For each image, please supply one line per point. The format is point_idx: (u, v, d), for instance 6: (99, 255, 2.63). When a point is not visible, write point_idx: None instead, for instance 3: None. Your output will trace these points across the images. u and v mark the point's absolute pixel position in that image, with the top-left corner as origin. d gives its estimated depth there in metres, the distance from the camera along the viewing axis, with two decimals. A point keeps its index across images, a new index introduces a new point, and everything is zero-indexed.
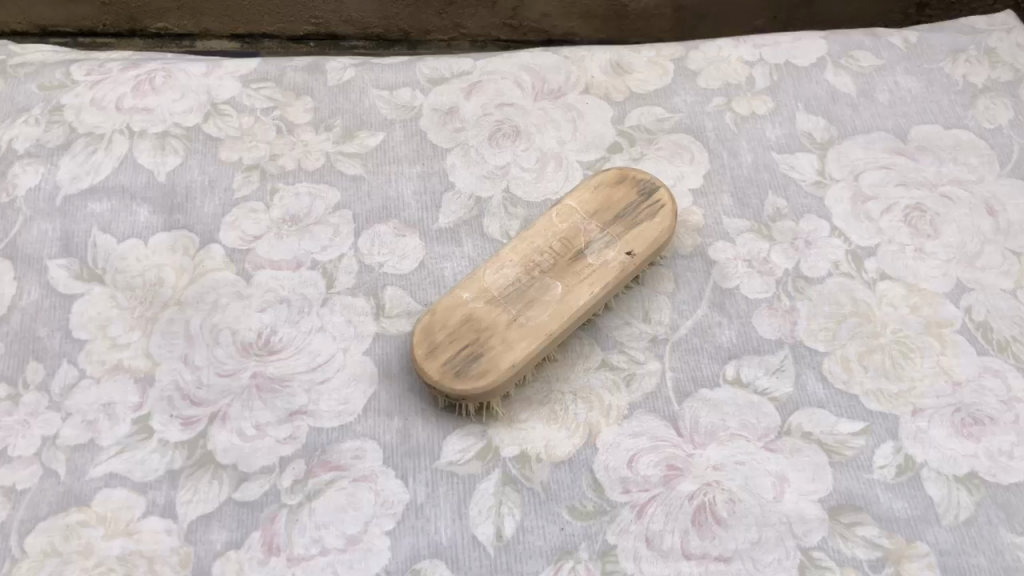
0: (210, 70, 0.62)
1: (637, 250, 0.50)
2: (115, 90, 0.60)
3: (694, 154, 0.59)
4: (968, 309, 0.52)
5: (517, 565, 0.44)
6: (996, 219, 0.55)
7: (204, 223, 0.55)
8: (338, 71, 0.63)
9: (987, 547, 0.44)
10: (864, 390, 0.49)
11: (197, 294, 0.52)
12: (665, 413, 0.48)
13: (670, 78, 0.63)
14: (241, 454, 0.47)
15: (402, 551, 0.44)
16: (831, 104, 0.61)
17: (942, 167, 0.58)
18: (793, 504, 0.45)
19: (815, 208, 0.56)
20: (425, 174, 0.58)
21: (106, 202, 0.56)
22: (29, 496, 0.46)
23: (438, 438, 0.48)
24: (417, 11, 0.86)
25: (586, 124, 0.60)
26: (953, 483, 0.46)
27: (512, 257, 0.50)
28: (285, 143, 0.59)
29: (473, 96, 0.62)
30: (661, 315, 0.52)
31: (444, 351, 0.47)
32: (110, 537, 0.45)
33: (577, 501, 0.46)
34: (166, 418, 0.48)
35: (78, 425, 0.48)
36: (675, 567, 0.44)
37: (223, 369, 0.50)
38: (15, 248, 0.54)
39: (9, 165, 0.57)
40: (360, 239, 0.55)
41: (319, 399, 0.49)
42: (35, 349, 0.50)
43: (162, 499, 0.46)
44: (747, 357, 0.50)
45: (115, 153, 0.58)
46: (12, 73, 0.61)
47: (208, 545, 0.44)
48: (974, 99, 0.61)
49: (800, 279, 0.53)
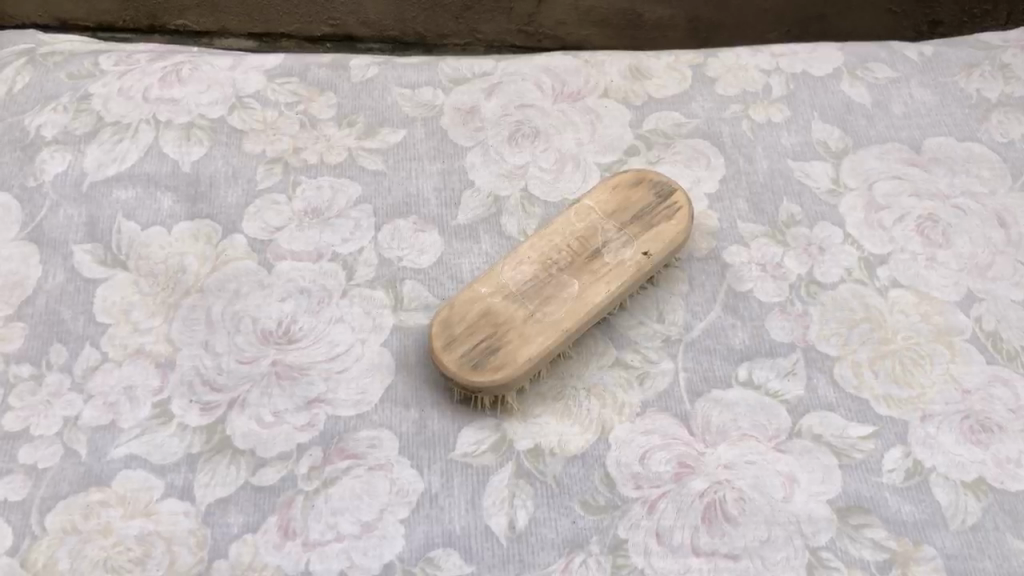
0: (235, 63, 0.63)
1: (653, 251, 0.51)
2: (142, 80, 0.61)
3: (710, 158, 0.60)
4: (979, 318, 0.53)
5: (529, 556, 0.45)
6: (1007, 231, 0.56)
7: (226, 213, 0.56)
8: (361, 69, 0.63)
9: (993, 552, 0.45)
10: (875, 394, 0.50)
11: (219, 282, 0.53)
12: (677, 412, 0.49)
13: (688, 84, 0.63)
14: (259, 440, 0.48)
15: (416, 539, 0.45)
16: (847, 114, 0.62)
17: (955, 179, 0.58)
18: (803, 504, 0.46)
19: (829, 214, 0.57)
20: (444, 171, 0.59)
21: (131, 189, 0.57)
22: (50, 475, 0.47)
23: (452, 429, 0.49)
24: (434, 15, 0.87)
25: (604, 127, 0.61)
26: (961, 489, 0.47)
27: (530, 254, 0.51)
28: (308, 136, 0.60)
29: (492, 96, 0.62)
30: (674, 316, 0.53)
31: (462, 343, 0.47)
32: (128, 517, 0.45)
33: (589, 495, 0.47)
34: (185, 403, 0.49)
35: (99, 407, 0.49)
36: (685, 563, 0.45)
37: (244, 356, 0.50)
38: (41, 232, 0.55)
39: (37, 151, 0.58)
40: (379, 234, 0.56)
41: (337, 388, 0.50)
42: (60, 331, 0.51)
43: (180, 481, 0.46)
44: (759, 359, 0.51)
45: (141, 142, 0.59)
46: (41, 60, 0.62)
47: (225, 527, 0.45)
48: (988, 113, 0.62)
49: (812, 283, 0.54)
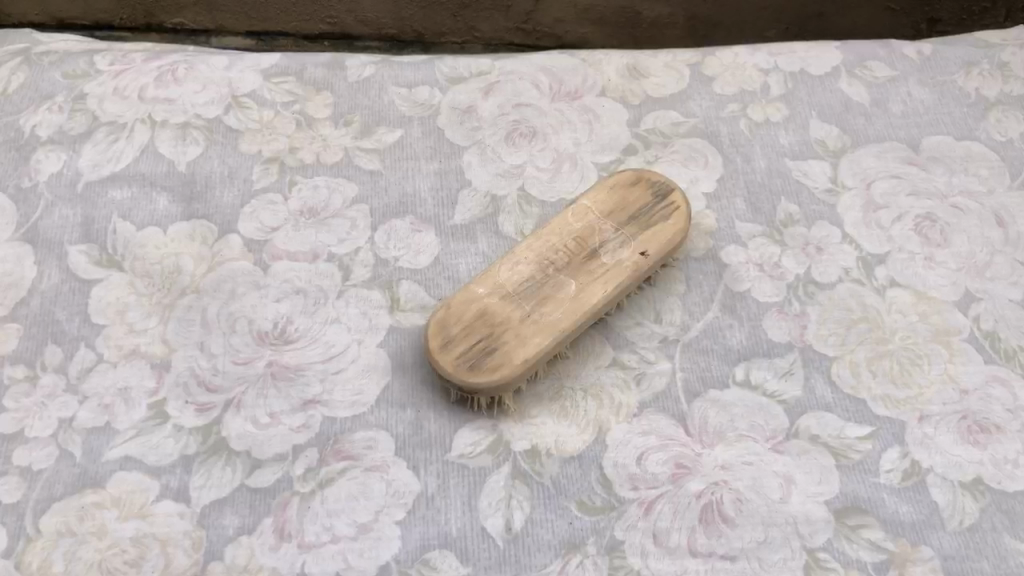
0: (232, 62, 0.63)
1: (650, 251, 0.51)
2: (138, 80, 0.61)
3: (708, 158, 0.59)
4: (977, 318, 0.52)
5: (525, 558, 0.45)
6: (1006, 230, 0.56)
7: (222, 213, 0.56)
8: (357, 68, 0.63)
9: (991, 553, 0.45)
10: (872, 394, 0.50)
11: (214, 283, 0.53)
12: (674, 413, 0.49)
13: (686, 83, 0.63)
14: (255, 441, 0.48)
15: (412, 541, 0.45)
16: (845, 113, 0.61)
17: (953, 179, 0.58)
18: (800, 505, 0.46)
19: (827, 214, 0.57)
20: (441, 171, 0.58)
21: (127, 190, 0.56)
22: (44, 477, 0.46)
23: (449, 430, 0.48)
24: (432, 13, 0.87)
25: (602, 126, 0.61)
26: (959, 490, 0.47)
27: (527, 254, 0.51)
28: (304, 136, 0.59)
29: (490, 96, 0.62)
30: (672, 316, 0.53)
31: (458, 344, 0.47)
32: (123, 519, 0.45)
33: (586, 496, 0.46)
34: (181, 404, 0.49)
35: (93, 408, 0.48)
36: (682, 564, 0.44)
37: (239, 357, 0.50)
38: (36, 232, 0.55)
39: (33, 151, 0.58)
40: (376, 234, 0.55)
41: (333, 389, 0.49)
42: (55, 332, 0.51)
43: (175, 483, 0.46)
44: (757, 359, 0.51)
45: (137, 142, 0.58)
46: (36, 59, 0.62)
47: (220, 529, 0.45)
48: (986, 112, 0.61)
49: (810, 283, 0.54)
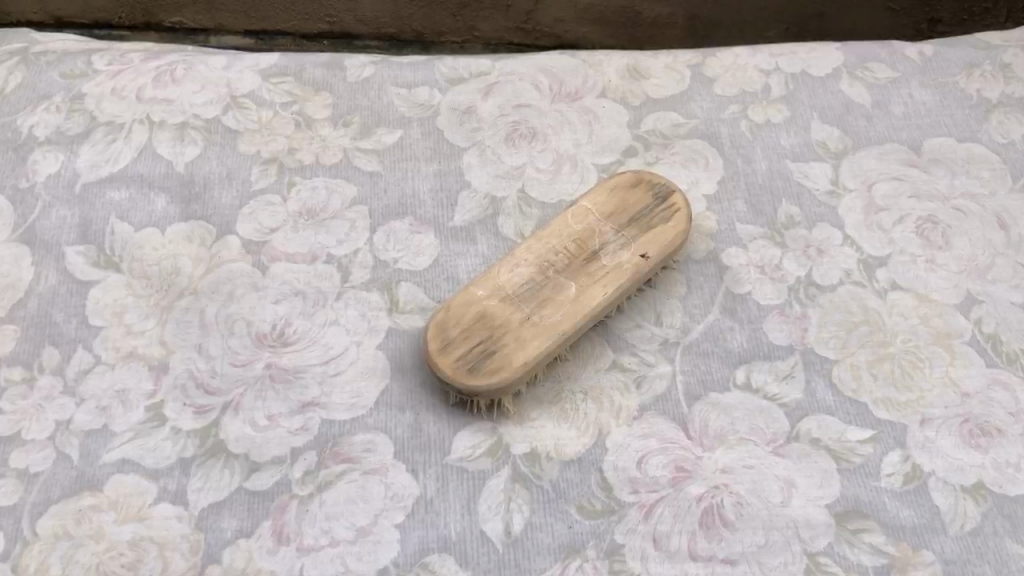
0: (230, 62, 0.62)
1: (650, 252, 0.51)
2: (136, 80, 0.61)
3: (709, 160, 0.59)
4: (978, 321, 0.52)
5: (525, 561, 0.45)
6: (1007, 232, 0.56)
7: (221, 214, 0.56)
8: (356, 69, 0.63)
9: (992, 557, 0.45)
10: (873, 397, 0.49)
11: (213, 284, 0.53)
12: (674, 416, 0.49)
13: (687, 84, 0.63)
14: (253, 444, 0.47)
15: (411, 544, 0.45)
16: (846, 114, 0.61)
17: (954, 180, 0.58)
18: (801, 509, 0.46)
19: (828, 216, 0.56)
20: (441, 172, 0.58)
21: (125, 190, 0.56)
22: (41, 479, 0.46)
23: (448, 433, 0.48)
24: (431, 12, 0.87)
25: (602, 127, 0.60)
26: (960, 494, 0.46)
27: (527, 256, 0.50)
28: (303, 136, 0.59)
29: (490, 96, 0.62)
30: (672, 318, 0.52)
31: (458, 346, 0.47)
32: (121, 521, 0.45)
33: (586, 499, 0.46)
34: (179, 406, 0.48)
35: (91, 411, 0.48)
36: (682, 568, 0.44)
37: (238, 359, 0.50)
38: (33, 233, 0.54)
39: (30, 151, 0.57)
40: (375, 235, 0.55)
41: (332, 392, 0.49)
42: (52, 334, 0.51)
43: (173, 485, 0.46)
44: (757, 361, 0.51)
45: (135, 142, 0.58)
46: (34, 59, 0.62)
47: (218, 532, 0.45)
48: (988, 114, 0.61)
49: (811, 285, 0.54)
